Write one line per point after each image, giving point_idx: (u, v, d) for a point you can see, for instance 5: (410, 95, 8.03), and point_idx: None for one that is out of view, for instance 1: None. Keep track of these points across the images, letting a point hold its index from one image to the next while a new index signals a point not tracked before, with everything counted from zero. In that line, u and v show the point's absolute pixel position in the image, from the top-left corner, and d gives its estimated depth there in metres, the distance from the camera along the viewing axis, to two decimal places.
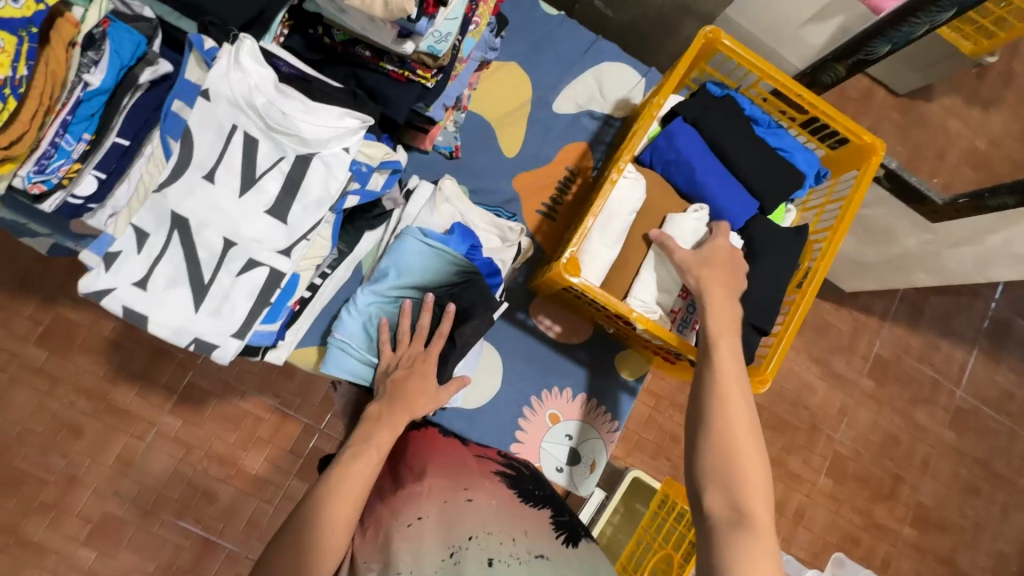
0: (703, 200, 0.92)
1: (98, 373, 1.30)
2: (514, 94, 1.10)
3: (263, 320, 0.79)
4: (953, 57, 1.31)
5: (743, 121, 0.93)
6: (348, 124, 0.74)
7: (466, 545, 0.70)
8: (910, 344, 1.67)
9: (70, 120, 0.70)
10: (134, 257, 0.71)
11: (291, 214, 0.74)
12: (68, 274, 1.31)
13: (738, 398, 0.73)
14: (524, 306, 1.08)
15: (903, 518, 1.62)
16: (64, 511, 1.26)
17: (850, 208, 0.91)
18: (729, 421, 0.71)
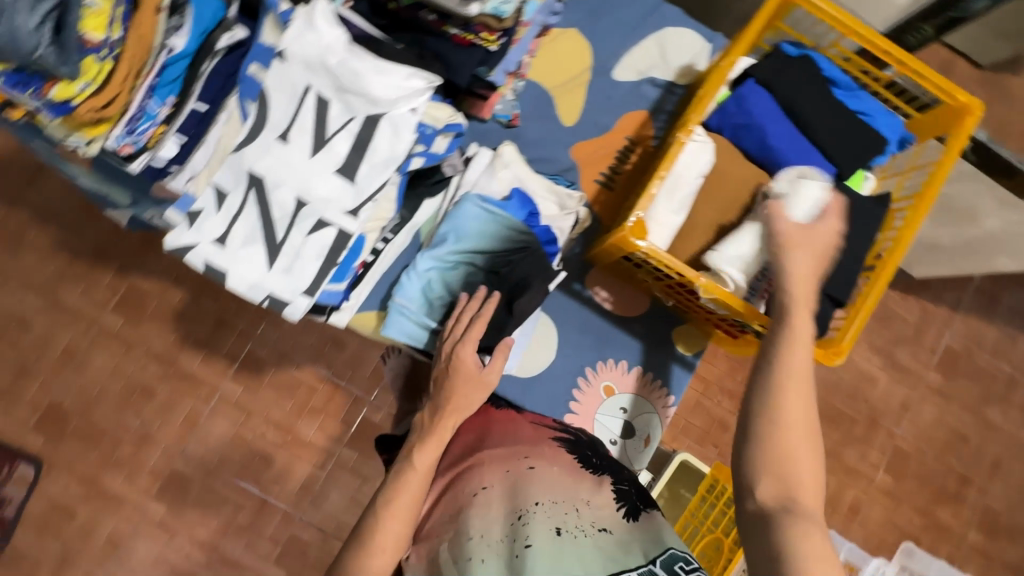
0: (775, 166, 0.89)
1: (168, 339, 1.38)
2: (572, 63, 1.08)
3: (331, 280, 0.81)
4: None
5: (821, 82, 0.88)
6: (415, 85, 0.73)
7: (533, 509, 0.68)
8: (983, 336, 1.56)
9: (155, 83, 0.71)
10: (214, 215, 0.75)
11: (359, 174, 0.75)
12: (141, 245, 1.39)
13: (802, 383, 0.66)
14: (580, 277, 1.07)
15: (969, 522, 1.52)
16: (137, 467, 1.36)
17: (937, 177, 0.84)
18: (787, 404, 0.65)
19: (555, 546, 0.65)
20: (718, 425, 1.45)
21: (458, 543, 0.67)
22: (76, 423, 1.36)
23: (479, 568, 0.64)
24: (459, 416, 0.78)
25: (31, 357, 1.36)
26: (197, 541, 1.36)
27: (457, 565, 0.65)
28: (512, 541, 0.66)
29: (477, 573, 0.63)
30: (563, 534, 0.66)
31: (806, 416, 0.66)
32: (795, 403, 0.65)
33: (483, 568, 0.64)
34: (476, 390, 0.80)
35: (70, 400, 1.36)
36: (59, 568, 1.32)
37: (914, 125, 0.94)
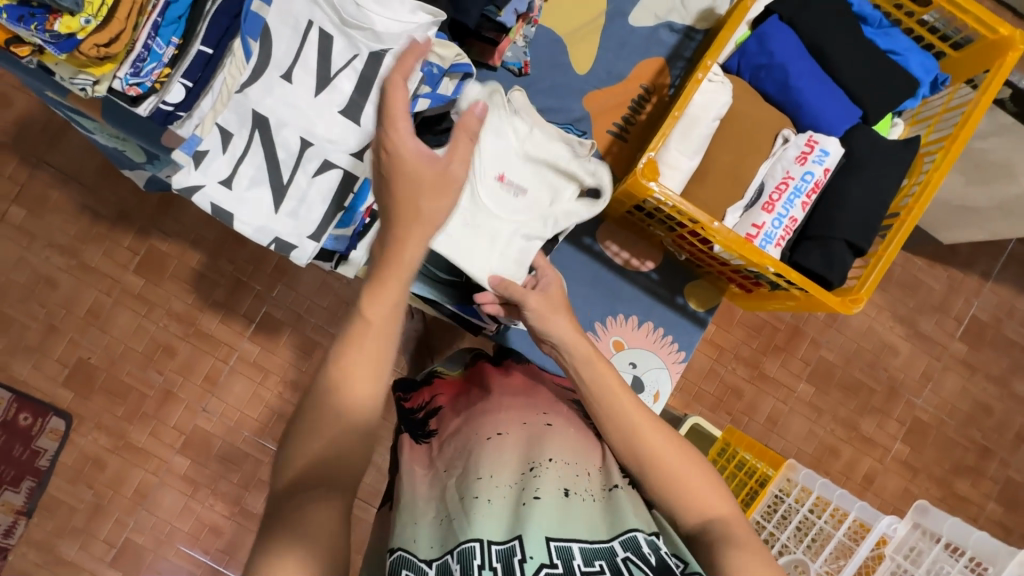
0: (797, 108, 0.85)
1: (188, 300, 1.41)
2: (587, 8, 1.03)
3: (337, 225, 0.81)
4: None
5: (849, 17, 0.83)
6: (420, 19, 0.71)
7: (545, 464, 0.67)
8: (1013, 306, 1.50)
9: (160, 22, 0.70)
10: (220, 157, 0.74)
11: (364, 115, 0.74)
12: (159, 207, 1.41)
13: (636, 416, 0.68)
14: (591, 232, 1.05)
15: (988, 494, 1.50)
16: (162, 422, 1.40)
17: (972, 116, 0.78)
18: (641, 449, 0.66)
19: (562, 506, 0.63)
20: (731, 392, 1.44)
21: (465, 480, 0.67)
22: (103, 379, 1.40)
23: (484, 508, 0.64)
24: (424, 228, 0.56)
25: (58, 315, 1.39)
26: (221, 494, 1.41)
27: (461, 502, 0.66)
28: (521, 489, 0.65)
29: (483, 513, 0.63)
30: (572, 495, 0.65)
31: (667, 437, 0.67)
32: (664, 440, 0.66)
33: (489, 508, 0.64)
34: (438, 191, 0.55)
35: (97, 357, 1.40)
36: (93, 516, 1.39)
37: (949, 66, 0.88)
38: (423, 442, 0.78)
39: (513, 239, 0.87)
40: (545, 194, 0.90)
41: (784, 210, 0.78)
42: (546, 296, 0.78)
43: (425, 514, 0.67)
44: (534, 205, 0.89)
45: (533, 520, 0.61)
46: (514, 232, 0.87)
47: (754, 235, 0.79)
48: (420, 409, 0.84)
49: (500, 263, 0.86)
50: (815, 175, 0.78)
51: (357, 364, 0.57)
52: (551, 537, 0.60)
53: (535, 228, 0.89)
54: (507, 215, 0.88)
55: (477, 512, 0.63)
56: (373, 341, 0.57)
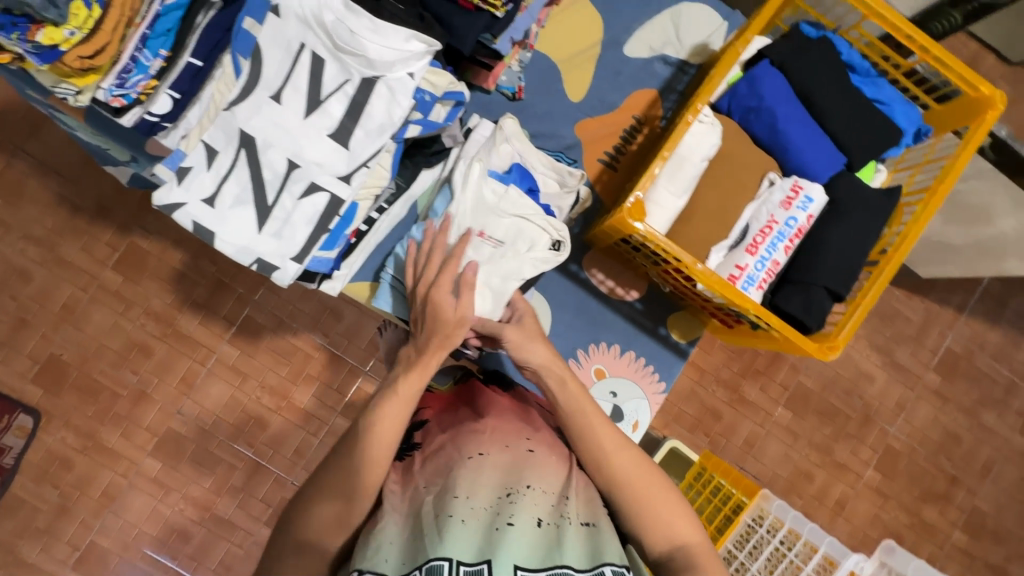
0: (785, 152, 0.86)
1: (167, 300, 1.38)
2: (584, 36, 1.04)
3: (321, 247, 0.80)
4: None
5: (838, 66, 0.85)
6: (415, 48, 0.70)
7: (523, 491, 0.67)
8: (985, 339, 1.53)
9: None
10: (204, 174, 0.73)
11: (353, 139, 0.73)
12: (142, 204, 1.38)
13: (609, 438, 0.70)
14: (578, 259, 1.05)
15: (955, 522, 1.53)
16: (134, 422, 1.37)
17: (952, 171, 0.80)
18: (612, 470, 0.69)
19: (534, 536, 0.63)
20: (710, 414, 1.45)
21: (442, 498, 0.66)
22: (75, 376, 1.37)
23: (457, 527, 0.62)
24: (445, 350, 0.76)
25: (31, 310, 1.35)
26: (192, 499, 1.38)
27: (435, 521, 0.62)
28: (495, 513, 0.64)
29: (457, 531, 0.61)
30: (545, 526, 0.65)
31: (636, 458, 0.70)
32: (631, 460, 0.70)
33: (463, 528, 0.62)
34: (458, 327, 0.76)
35: (69, 353, 1.36)
36: (57, 517, 1.35)
37: (933, 117, 0.90)
38: (405, 458, 0.77)
39: (489, 280, 0.85)
40: (522, 242, 0.88)
41: (767, 253, 0.79)
42: (522, 328, 0.79)
43: (397, 531, 0.64)
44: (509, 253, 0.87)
45: (504, 547, 0.60)
46: (490, 276, 0.85)
47: (735, 278, 0.80)
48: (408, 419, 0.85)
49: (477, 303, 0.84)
50: (798, 221, 0.80)
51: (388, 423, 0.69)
52: (519, 566, 0.59)
53: (511, 272, 0.87)
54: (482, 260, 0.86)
55: (451, 530, 0.61)
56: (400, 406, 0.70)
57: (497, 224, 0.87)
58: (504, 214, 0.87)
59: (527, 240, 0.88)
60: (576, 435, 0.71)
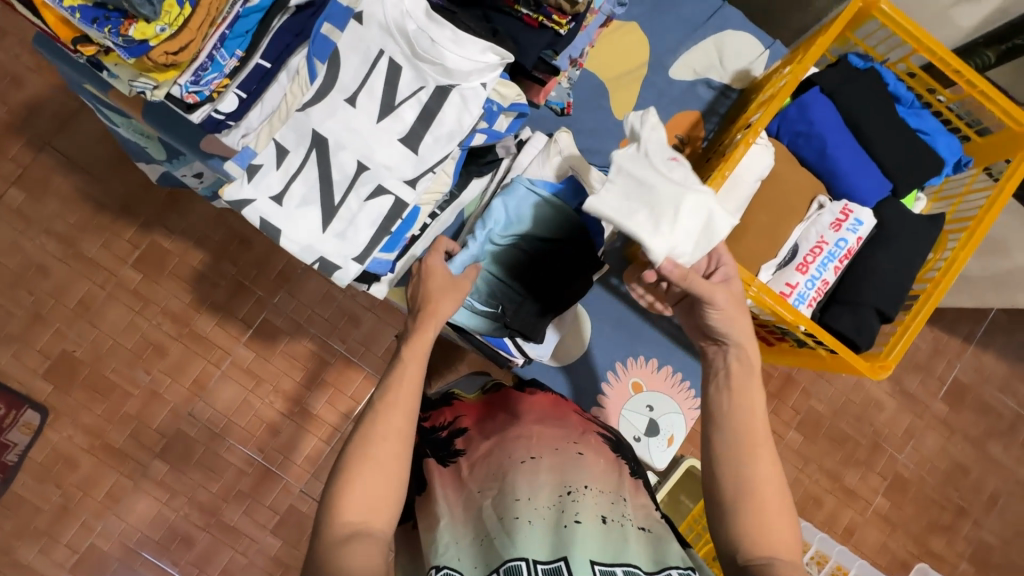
0: (833, 176, 0.89)
1: (185, 300, 1.37)
2: (629, 58, 1.07)
3: (382, 248, 0.82)
4: None
5: (885, 97, 0.88)
6: (489, 60, 0.73)
7: (582, 490, 0.68)
8: (994, 372, 1.55)
9: (227, 34, 0.63)
10: (273, 172, 0.75)
11: (423, 144, 0.76)
12: (166, 203, 1.38)
13: (761, 438, 0.64)
14: (618, 272, 1.07)
15: (962, 553, 1.53)
16: (144, 423, 1.35)
17: (998, 200, 0.82)
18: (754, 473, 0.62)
19: (601, 533, 0.64)
20: None
21: (503, 501, 0.67)
22: (86, 374, 1.35)
23: (525, 529, 0.63)
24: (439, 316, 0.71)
25: (46, 304, 1.34)
26: (197, 504, 1.36)
27: (501, 524, 0.65)
28: (560, 511, 0.65)
29: (525, 534, 0.63)
30: (609, 522, 0.65)
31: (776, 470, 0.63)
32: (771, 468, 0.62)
33: (530, 529, 0.64)
34: (451, 294, 0.73)
35: (82, 350, 1.35)
36: (58, 517, 1.32)
37: (972, 149, 0.92)
38: (451, 463, 0.77)
39: (696, 210, 0.67)
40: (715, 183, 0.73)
41: (817, 272, 0.82)
42: (732, 292, 0.72)
43: (458, 541, 0.66)
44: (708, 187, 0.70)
45: (577, 544, 0.61)
46: (697, 205, 0.67)
47: (788, 294, 0.82)
48: (443, 428, 0.83)
49: (678, 240, 0.67)
50: (848, 243, 0.82)
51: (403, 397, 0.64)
52: (596, 561, 0.60)
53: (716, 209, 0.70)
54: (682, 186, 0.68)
55: (520, 533, 0.63)
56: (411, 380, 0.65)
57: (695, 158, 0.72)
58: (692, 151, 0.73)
59: None
60: (727, 420, 0.65)
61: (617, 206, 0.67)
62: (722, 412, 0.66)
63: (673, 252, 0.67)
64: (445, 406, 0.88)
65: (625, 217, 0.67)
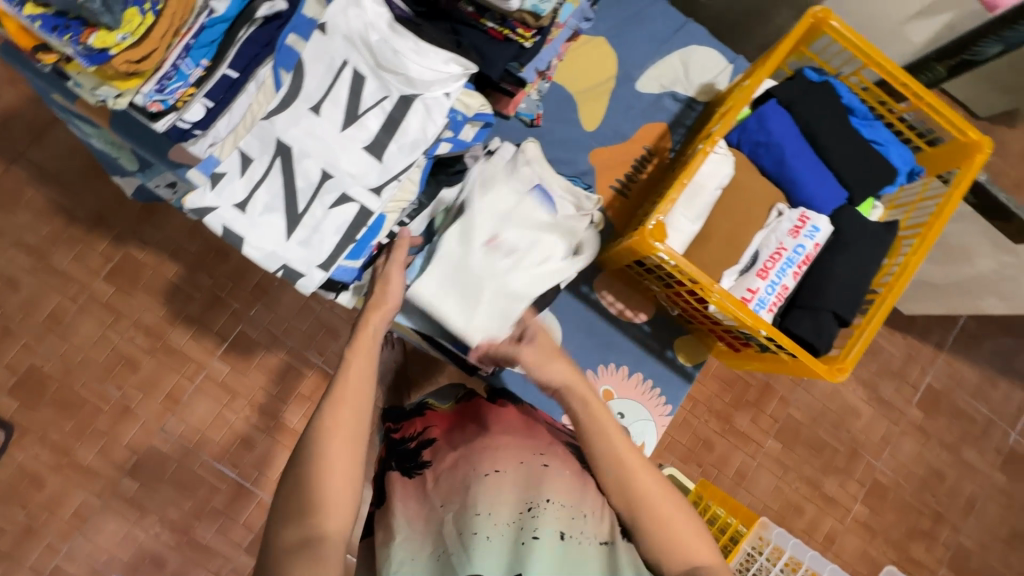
0: (792, 186, 0.91)
1: (158, 313, 1.35)
2: (597, 71, 1.10)
3: (347, 256, 0.83)
4: None
5: (839, 108, 0.91)
6: (451, 70, 0.76)
7: (544, 505, 0.67)
8: (966, 377, 1.58)
9: (192, 44, 0.65)
10: (237, 180, 0.75)
11: (387, 153, 0.77)
12: (141, 214, 1.36)
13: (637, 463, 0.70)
14: (588, 280, 1.08)
15: (940, 559, 1.54)
16: (114, 440, 1.32)
17: (946, 208, 0.85)
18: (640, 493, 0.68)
19: (559, 549, 0.64)
20: (702, 444, 1.47)
21: (463, 516, 0.67)
22: (55, 390, 1.32)
23: (482, 545, 0.64)
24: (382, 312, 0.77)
25: (15, 319, 1.32)
26: (169, 522, 1.32)
27: (459, 539, 0.65)
28: (519, 528, 0.66)
29: (481, 550, 0.63)
30: (568, 539, 0.65)
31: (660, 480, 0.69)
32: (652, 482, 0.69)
33: (487, 545, 0.64)
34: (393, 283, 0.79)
35: (51, 366, 1.32)
36: (23, 539, 1.28)
37: (924, 159, 0.96)
38: (415, 475, 0.76)
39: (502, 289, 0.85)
40: (537, 254, 0.88)
41: (777, 278, 0.83)
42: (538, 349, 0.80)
43: (415, 556, 0.66)
44: (521, 263, 0.86)
45: (531, 563, 0.62)
46: (503, 285, 0.85)
47: (748, 299, 0.83)
48: (412, 438, 0.83)
49: (483, 316, 0.84)
50: (806, 249, 0.84)
51: (347, 399, 0.65)
52: None
53: (524, 282, 0.86)
54: (494, 269, 0.85)
55: (477, 548, 0.64)
56: (353, 386, 0.66)
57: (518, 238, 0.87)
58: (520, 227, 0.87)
59: (546, 253, 0.88)
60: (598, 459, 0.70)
61: (436, 289, 0.84)
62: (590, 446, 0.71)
63: (479, 326, 0.84)
64: (415, 416, 0.88)
65: (445, 298, 0.84)
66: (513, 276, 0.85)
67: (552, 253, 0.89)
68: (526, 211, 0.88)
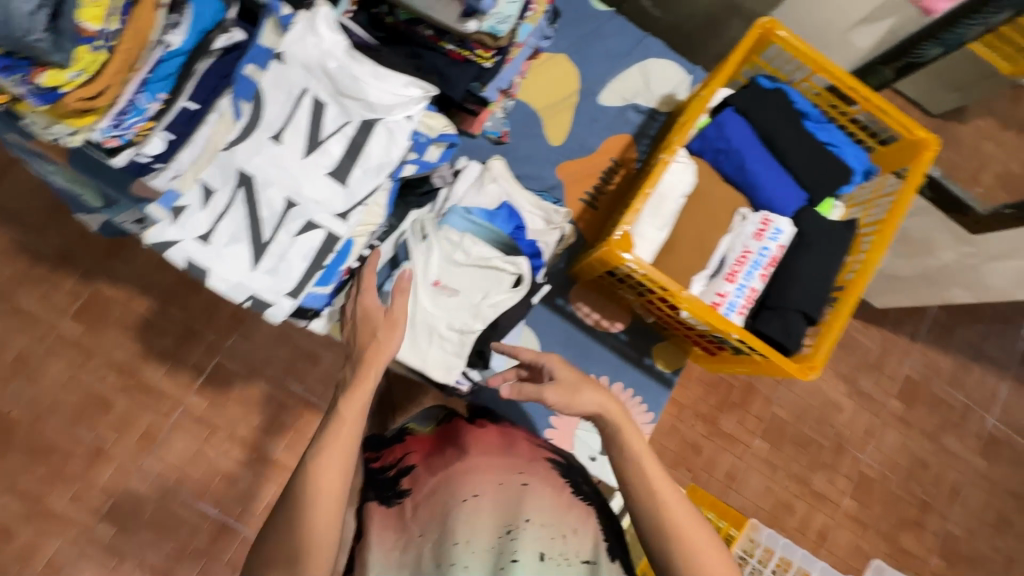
0: (753, 190, 0.94)
1: (131, 350, 1.32)
2: (560, 87, 1.12)
3: (316, 282, 0.82)
4: (992, 78, 1.16)
5: (793, 113, 0.94)
6: (411, 94, 0.75)
7: (522, 526, 0.68)
8: (941, 366, 1.62)
9: (148, 78, 0.66)
10: (199, 212, 0.75)
11: (352, 178, 0.76)
12: (109, 250, 1.33)
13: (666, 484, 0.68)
14: (563, 292, 1.08)
15: (931, 547, 1.56)
16: (87, 484, 1.27)
17: (899, 206, 0.88)
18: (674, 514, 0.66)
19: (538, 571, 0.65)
20: (690, 448, 1.47)
21: (442, 545, 0.67)
22: (23, 436, 1.27)
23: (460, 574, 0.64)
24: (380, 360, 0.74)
25: None
26: (149, 567, 1.27)
27: (438, 568, 0.66)
28: (499, 553, 0.66)
29: None
30: (547, 560, 0.66)
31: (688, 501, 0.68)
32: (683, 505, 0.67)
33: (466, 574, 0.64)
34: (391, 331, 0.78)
35: (19, 411, 1.27)
36: None
37: (878, 158, 1.00)
38: (395, 504, 0.75)
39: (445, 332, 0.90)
40: (478, 291, 0.91)
41: (744, 281, 0.85)
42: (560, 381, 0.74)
43: None
44: (466, 303, 0.91)
45: None
46: (445, 328, 0.90)
47: (717, 304, 0.85)
48: (392, 466, 0.82)
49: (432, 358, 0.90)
50: (770, 251, 0.86)
51: (337, 451, 0.64)
52: None
53: (467, 322, 0.90)
54: (439, 312, 0.90)
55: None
56: (346, 436, 0.65)
57: (458, 280, 0.91)
58: (460, 268, 0.90)
59: (488, 290, 0.91)
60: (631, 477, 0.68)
61: None
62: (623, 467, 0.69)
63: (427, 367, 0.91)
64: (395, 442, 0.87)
65: None
66: (452, 320, 0.90)
67: (495, 289, 0.91)
68: (465, 251, 0.90)
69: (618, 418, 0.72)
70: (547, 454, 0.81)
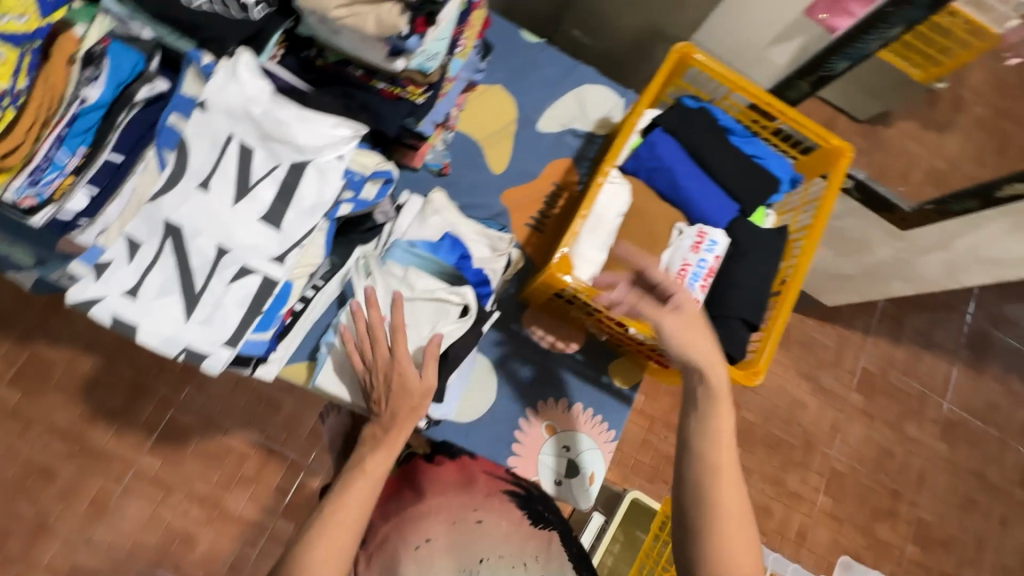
0: (687, 205, 0.97)
1: (75, 413, 1.24)
2: (499, 116, 1.15)
3: (255, 329, 0.79)
4: (906, 84, 1.27)
5: (718, 129, 0.98)
6: (342, 133, 0.76)
7: (478, 567, 0.86)
8: (894, 357, 1.68)
9: (65, 134, 0.67)
10: (125, 267, 0.73)
11: (285, 220, 0.75)
12: (46, 310, 1.27)
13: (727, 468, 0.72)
14: (515, 318, 1.08)
15: (906, 535, 1.60)
16: (30, 564, 1.17)
17: (823, 210, 0.93)
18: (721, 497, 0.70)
19: None
20: (666, 461, 1.45)
21: None
22: None
23: None
24: (411, 422, 0.80)
25: None
26: None
27: None
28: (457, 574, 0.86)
29: None
30: None
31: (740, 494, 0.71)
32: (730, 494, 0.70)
33: None
34: (415, 399, 0.80)
35: None
36: None
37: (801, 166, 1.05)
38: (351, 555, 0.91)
39: None
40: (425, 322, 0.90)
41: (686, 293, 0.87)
42: (682, 314, 0.77)
43: None
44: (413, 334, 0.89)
45: None
46: None
47: None
48: None
49: None
50: (708, 262, 0.89)
51: (357, 500, 0.73)
52: None
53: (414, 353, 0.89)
54: None
55: None
56: (366, 492, 0.74)
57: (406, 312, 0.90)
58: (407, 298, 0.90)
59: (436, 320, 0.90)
60: (696, 449, 0.73)
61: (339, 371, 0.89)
62: (692, 439, 0.73)
63: None
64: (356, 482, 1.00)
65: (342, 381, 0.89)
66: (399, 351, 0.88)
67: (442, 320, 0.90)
68: (411, 281, 0.90)
69: (716, 387, 0.75)
70: (505, 488, 0.98)
